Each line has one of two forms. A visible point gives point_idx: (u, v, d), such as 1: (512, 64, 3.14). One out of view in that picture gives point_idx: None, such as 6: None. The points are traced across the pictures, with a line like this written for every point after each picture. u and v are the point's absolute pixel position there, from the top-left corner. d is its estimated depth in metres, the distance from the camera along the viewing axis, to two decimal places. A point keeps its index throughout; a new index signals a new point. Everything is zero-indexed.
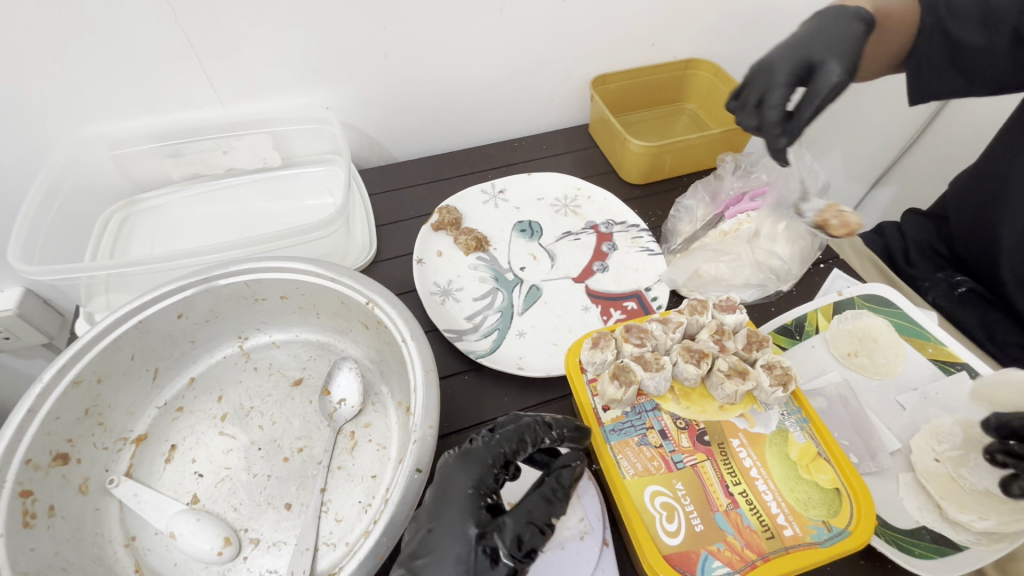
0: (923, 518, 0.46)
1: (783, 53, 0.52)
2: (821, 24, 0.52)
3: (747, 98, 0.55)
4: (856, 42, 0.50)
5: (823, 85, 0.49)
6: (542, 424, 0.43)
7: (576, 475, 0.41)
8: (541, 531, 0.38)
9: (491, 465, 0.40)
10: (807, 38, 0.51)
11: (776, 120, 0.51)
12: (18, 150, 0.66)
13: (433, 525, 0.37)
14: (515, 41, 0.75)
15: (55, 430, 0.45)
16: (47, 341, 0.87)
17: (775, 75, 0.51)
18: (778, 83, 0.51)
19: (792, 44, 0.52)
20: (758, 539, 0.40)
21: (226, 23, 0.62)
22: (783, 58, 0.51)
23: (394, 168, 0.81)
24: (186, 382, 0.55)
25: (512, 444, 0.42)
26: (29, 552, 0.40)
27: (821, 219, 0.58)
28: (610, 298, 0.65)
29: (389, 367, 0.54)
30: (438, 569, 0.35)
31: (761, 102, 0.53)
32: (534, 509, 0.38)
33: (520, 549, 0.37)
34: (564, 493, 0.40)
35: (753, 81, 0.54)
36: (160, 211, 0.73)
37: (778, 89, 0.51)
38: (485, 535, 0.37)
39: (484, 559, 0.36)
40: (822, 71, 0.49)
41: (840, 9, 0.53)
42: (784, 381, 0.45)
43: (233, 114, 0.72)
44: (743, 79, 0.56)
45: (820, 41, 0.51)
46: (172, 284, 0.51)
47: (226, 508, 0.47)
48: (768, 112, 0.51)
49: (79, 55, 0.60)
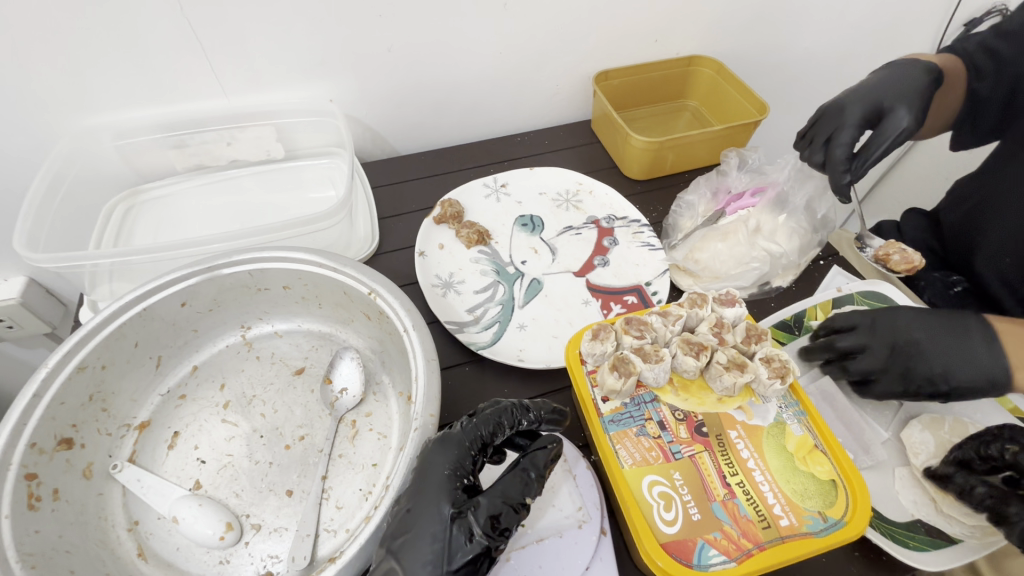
0: (917, 511, 0.47)
1: (854, 99, 0.61)
2: (879, 77, 0.62)
3: (816, 135, 0.65)
4: (918, 93, 0.60)
5: (890, 132, 0.60)
6: (517, 408, 0.45)
7: (551, 455, 0.42)
8: (515, 509, 0.39)
9: (468, 447, 0.42)
10: (871, 89, 0.61)
11: (843, 158, 0.61)
12: (25, 139, 0.67)
13: (412, 505, 0.38)
14: (519, 36, 0.76)
15: (60, 415, 0.45)
16: (49, 330, 0.87)
17: (845, 118, 0.61)
18: (848, 125, 0.60)
19: (857, 94, 0.62)
20: (754, 528, 0.40)
21: (232, 15, 0.62)
22: (852, 105, 0.61)
23: (397, 161, 0.81)
24: (188, 370, 0.55)
25: (489, 428, 0.43)
26: (34, 533, 0.40)
27: (883, 253, 0.68)
28: (610, 292, 0.65)
29: (390, 357, 0.55)
30: (416, 547, 0.37)
31: (830, 140, 0.62)
32: (509, 488, 0.39)
33: (493, 527, 0.38)
34: (539, 474, 0.40)
35: (821, 121, 0.64)
36: (163, 201, 0.73)
37: (847, 131, 0.60)
38: (461, 513, 0.38)
39: (460, 536, 0.37)
40: (891, 118, 0.60)
41: (911, 62, 0.63)
42: (782, 374, 0.46)
43: (237, 106, 0.72)
44: (813, 119, 0.66)
45: (887, 90, 0.61)
46: (176, 273, 0.51)
47: (228, 494, 0.47)
48: (837, 150, 0.61)
49: (86, 44, 0.60)
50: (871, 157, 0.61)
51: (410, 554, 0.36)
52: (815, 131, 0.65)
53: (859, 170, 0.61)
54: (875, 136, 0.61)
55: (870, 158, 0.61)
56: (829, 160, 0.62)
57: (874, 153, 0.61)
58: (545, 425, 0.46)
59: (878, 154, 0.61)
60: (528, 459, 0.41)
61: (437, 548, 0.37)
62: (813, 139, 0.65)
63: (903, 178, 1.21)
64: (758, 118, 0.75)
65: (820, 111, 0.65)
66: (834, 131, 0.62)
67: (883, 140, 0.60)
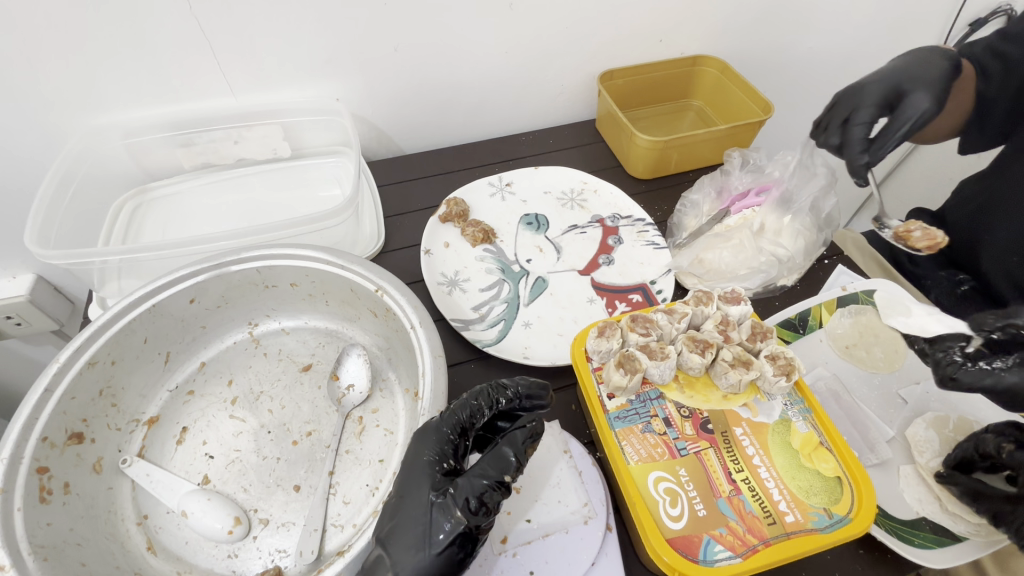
0: (923, 509, 0.47)
1: (876, 79, 0.58)
2: (902, 60, 0.59)
3: (830, 120, 0.62)
4: (940, 79, 0.58)
5: (910, 115, 0.56)
6: (495, 387, 0.44)
7: (530, 433, 0.40)
8: (494, 488, 0.38)
9: (448, 430, 0.41)
10: (892, 70, 0.58)
11: (860, 139, 0.58)
12: (35, 138, 0.67)
13: (398, 494, 0.39)
14: (525, 35, 0.76)
15: (71, 410, 0.46)
16: (58, 327, 0.88)
17: (864, 97, 0.58)
18: (867, 104, 0.57)
19: (878, 76, 0.58)
20: (759, 524, 0.40)
21: (241, 14, 0.62)
22: (871, 86, 0.58)
23: (403, 160, 0.82)
24: (197, 366, 0.56)
25: (469, 408, 0.42)
26: (46, 526, 0.40)
27: (903, 231, 0.63)
28: (615, 291, 0.66)
29: (397, 354, 0.55)
30: (401, 534, 0.37)
31: (847, 121, 0.59)
32: (486, 468, 0.38)
33: (473, 508, 0.37)
34: (517, 450, 0.39)
35: (838, 103, 0.61)
36: (171, 199, 0.74)
37: (865, 111, 0.58)
38: (443, 497, 0.38)
39: (441, 519, 0.37)
40: (910, 100, 0.56)
41: (930, 49, 0.61)
42: (787, 371, 0.46)
43: (245, 105, 0.73)
44: (829, 102, 0.62)
45: (910, 72, 0.58)
46: (184, 269, 0.51)
47: (236, 489, 0.48)
48: (855, 130, 0.58)
49: (96, 44, 0.61)
50: (890, 141, 0.57)
51: (398, 541, 0.37)
52: (829, 116, 0.62)
53: (877, 154, 0.58)
54: (892, 120, 0.57)
55: (888, 142, 0.57)
56: (846, 141, 0.59)
57: (892, 137, 0.57)
58: (526, 401, 0.44)
59: (895, 141, 0.57)
60: (506, 438, 0.40)
61: (420, 532, 0.37)
62: (828, 122, 0.62)
63: (908, 179, 1.21)
64: (762, 118, 0.75)
65: (836, 95, 0.62)
66: (850, 114, 0.59)
67: (903, 123, 0.56)
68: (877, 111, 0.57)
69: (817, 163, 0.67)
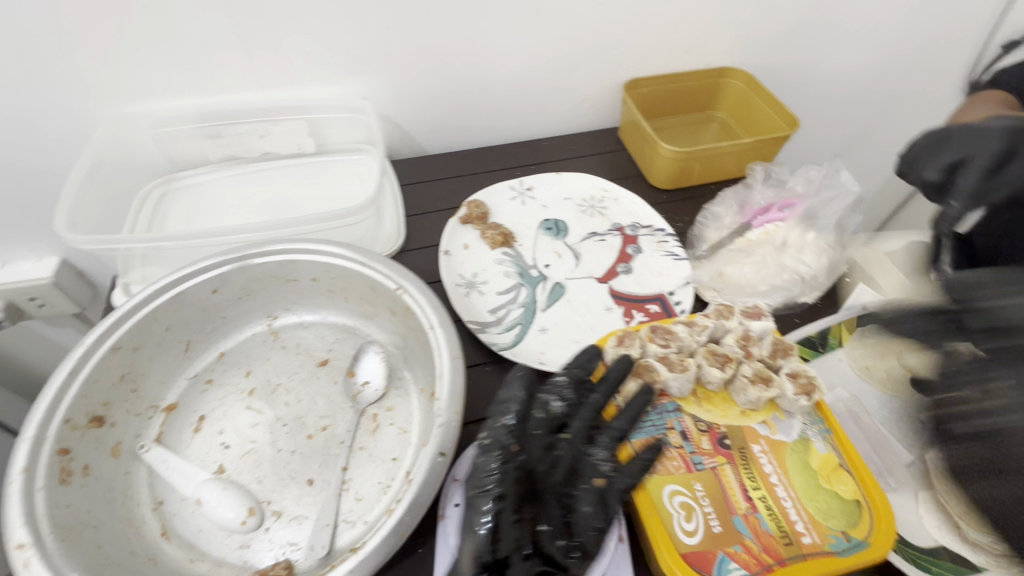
0: (942, 537, 0.45)
1: (1005, 127, 0.48)
2: None
3: (937, 158, 0.53)
4: None
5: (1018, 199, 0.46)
6: (529, 379, 0.46)
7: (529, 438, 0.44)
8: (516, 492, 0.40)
9: (500, 447, 0.41)
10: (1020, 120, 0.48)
11: (973, 186, 0.48)
12: (68, 126, 0.69)
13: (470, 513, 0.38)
14: (552, 41, 0.76)
15: (93, 393, 0.47)
16: (78, 311, 0.90)
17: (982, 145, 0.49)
18: (985, 152, 0.48)
19: (998, 124, 0.49)
20: (776, 544, 0.40)
21: (273, 9, 0.63)
22: (990, 133, 0.49)
23: (425, 161, 0.82)
24: (215, 356, 0.56)
25: (505, 415, 0.44)
26: (65, 507, 0.41)
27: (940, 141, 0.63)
28: (633, 300, 0.65)
29: (412, 353, 0.55)
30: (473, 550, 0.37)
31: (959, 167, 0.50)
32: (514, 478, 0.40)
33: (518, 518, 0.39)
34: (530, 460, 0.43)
35: (958, 139, 0.51)
36: (195, 190, 0.75)
37: (976, 164, 0.49)
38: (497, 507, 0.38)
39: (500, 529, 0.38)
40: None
41: None
42: (808, 391, 0.45)
43: (272, 100, 0.74)
44: (951, 133, 0.53)
45: None
46: (209, 260, 0.53)
47: (250, 480, 0.48)
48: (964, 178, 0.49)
49: (131, 34, 0.62)
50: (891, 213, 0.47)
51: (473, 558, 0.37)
52: (936, 156, 0.53)
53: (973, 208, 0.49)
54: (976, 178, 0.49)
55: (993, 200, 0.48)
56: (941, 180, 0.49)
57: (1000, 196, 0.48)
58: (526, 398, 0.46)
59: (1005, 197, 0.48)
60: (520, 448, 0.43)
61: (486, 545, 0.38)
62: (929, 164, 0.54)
63: None
64: (788, 132, 0.75)
65: (954, 130, 0.53)
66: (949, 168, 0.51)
67: (1009, 184, 0.47)
68: (994, 159, 0.48)
69: (843, 179, 0.65)
